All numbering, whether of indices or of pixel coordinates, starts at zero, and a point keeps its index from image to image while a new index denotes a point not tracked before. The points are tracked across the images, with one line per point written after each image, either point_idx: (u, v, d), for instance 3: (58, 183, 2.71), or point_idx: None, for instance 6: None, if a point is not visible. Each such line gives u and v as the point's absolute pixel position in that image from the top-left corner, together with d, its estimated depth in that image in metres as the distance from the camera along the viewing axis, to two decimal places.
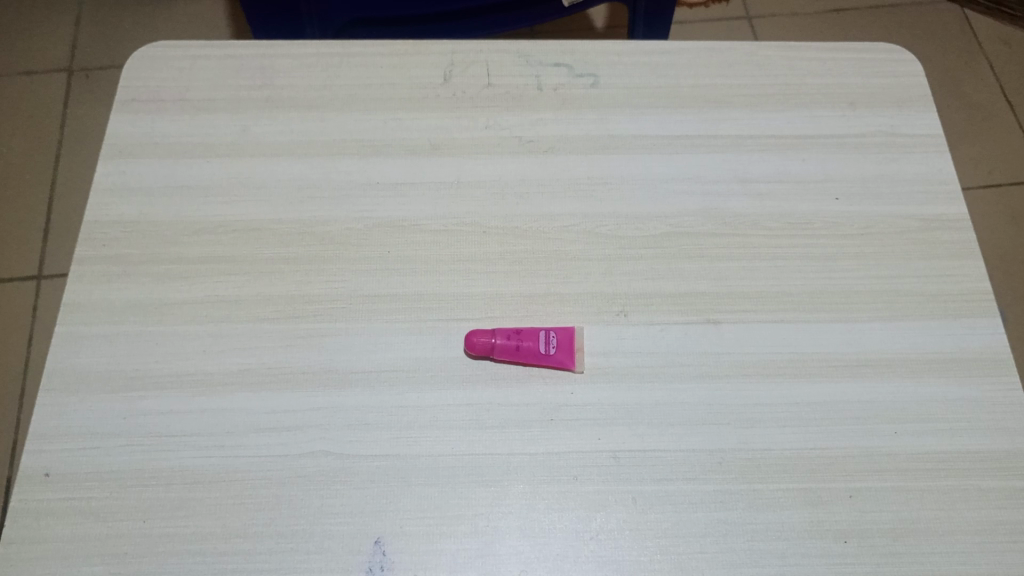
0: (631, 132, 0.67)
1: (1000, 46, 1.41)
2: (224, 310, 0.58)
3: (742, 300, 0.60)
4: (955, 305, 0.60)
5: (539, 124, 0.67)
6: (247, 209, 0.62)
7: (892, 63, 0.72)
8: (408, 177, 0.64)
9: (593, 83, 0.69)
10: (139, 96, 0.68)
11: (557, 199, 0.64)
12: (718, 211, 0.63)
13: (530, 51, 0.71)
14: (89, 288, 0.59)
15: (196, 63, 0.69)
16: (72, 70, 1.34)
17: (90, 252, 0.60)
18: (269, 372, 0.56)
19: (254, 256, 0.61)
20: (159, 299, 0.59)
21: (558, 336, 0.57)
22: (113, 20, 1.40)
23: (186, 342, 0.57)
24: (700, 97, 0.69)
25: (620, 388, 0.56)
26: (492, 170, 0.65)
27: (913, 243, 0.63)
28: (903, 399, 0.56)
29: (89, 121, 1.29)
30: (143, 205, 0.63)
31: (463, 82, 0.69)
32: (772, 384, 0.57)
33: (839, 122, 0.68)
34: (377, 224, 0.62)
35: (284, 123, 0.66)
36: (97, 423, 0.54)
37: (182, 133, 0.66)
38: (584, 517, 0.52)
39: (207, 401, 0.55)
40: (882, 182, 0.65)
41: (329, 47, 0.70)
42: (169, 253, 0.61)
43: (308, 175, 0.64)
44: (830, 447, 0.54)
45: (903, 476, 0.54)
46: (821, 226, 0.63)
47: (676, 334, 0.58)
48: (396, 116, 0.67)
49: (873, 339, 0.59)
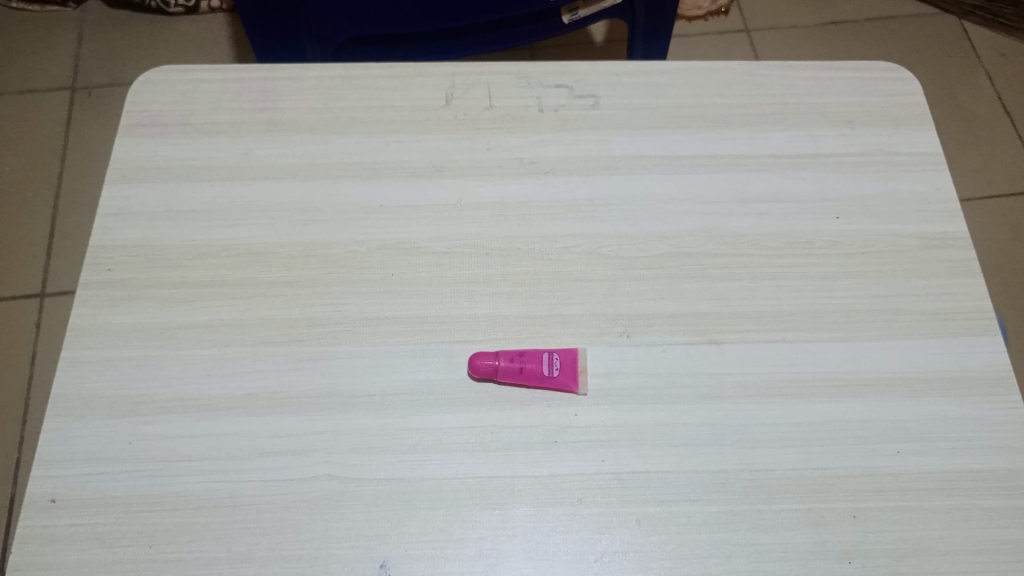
0: (631, 152, 0.67)
1: (997, 56, 1.42)
2: (228, 333, 0.59)
3: (744, 320, 0.60)
4: (956, 323, 0.61)
5: (540, 145, 0.67)
6: (251, 233, 0.63)
7: (890, 82, 0.72)
8: (410, 200, 0.65)
9: (593, 104, 0.70)
10: (142, 120, 0.68)
11: (559, 220, 0.64)
12: (719, 231, 0.64)
13: (530, 72, 0.71)
14: (93, 313, 0.59)
15: (199, 86, 0.69)
16: (74, 88, 1.35)
17: (95, 277, 0.61)
18: (273, 396, 0.56)
19: (258, 279, 0.61)
20: (163, 323, 0.59)
21: (559, 352, 0.58)
22: (114, 37, 1.41)
23: (189, 366, 0.57)
24: (699, 117, 0.69)
25: (622, 410, 0.56)
26: (494, 192, 0.65)
27: (913, 261, 0.63)
28: (905, 418, 0.57)
29: (92, 139, 1.30)
30: (146, 228, 0.63)
31: (465, 103, 0.69)
32: (775, 404, 0.57)
33: (839, 141, 0.68)
34: (379, 246, 0.62)
35: (286, 145, 0.67)
36: (102, 448, 0.54)
37: (184, 156, 0.66)
38: (588, 539, 0.52)
39: (213, 425, 0.55)
40: (881, 201, 0.66)
41: (331, 69, 0.70)
42: (172, 277, 0.61)
43: (311, 198, 0.64)
44: (831, 467, 0.55)
45: (905, 495, 0.54)
46: (821, 245, 0.63)
47: (678, 354, 0.58)
48: (397, 138, 0.67)
49: (874, 358, 0.59)
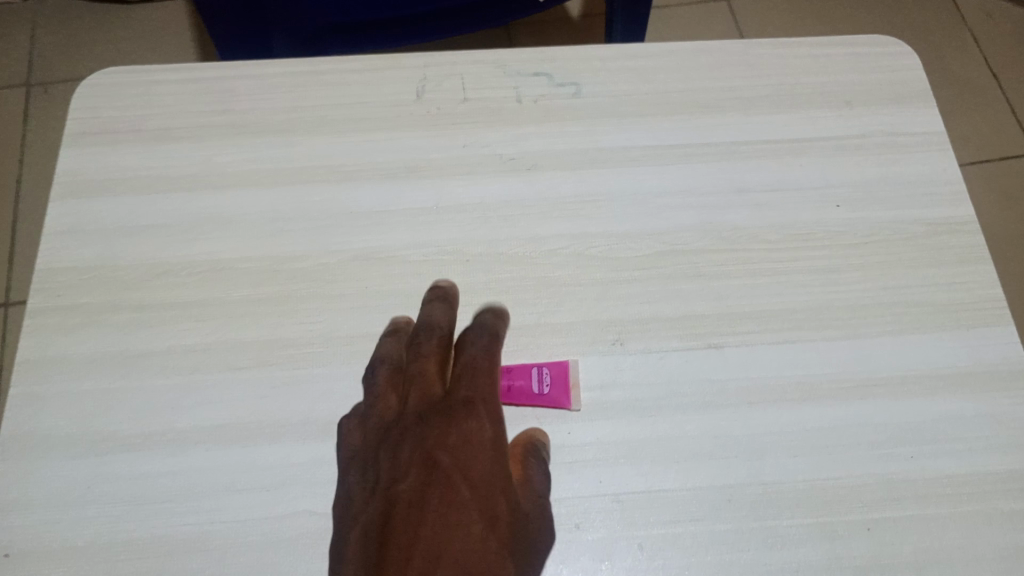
0: (619, 143, 0.63)
1: (984, 18, 1.38)
2: (193, 359, 0.54)
3: (746, 321, 0.56)
4: (967, 314, 0.57)
5: (521, 139, 0.63)
6: (214, 247, 0.58)
7: (889, 57, 0.68)
8: (384, 204, 0.60)
9: (576, 92, 0.65)
10: (90, 127, 0.63)
11: (545, 220, 0.60)
12: (715, 226, 0.60)
13: (508, 60, 0.66)
14: (46, 342, 0.55)
15: (151, 88, 0.64)
16: (30, 85, 1.29)
17: (47, 303, 0.56)
18: (245, 426, 0.52)
19: (224, 298, 0.56)
20: (123, 351, 0.55)
21: (548, 365, 0.54)
22: (69, 28, 1.34)
23: (153, 397, 0.53)
24: (689, 102, 0.65)
25: (620, 424, 0.53)
26: (474, 193, 0.61)
27: (921, 249, 0.60)
28: (919, 420, 0.53)
29: (51, 138, 1.24)
30: (99, 246, 0.58)
31: (438, 97, 0.65)
32: (782, 410, 0.54)
33: (837, 124, 0.64)
34: (353, 256, 0.58)
35: (248, 150, 0.62)
36: (61, 492, 0.50)
37: (138, 166, 0.61)
38: (589, 567, 0.49)
39: (181, 461, 0.51)
40: (885, 185, 0.62)
41: (294, 65, 0.65)
42: (130, 299, 0.56)
43: (276, 206, 0.60)
44: (845, 476, 0.52)
45: (923, 503, 0.51)
46: (823, 236, 0.60)
47: (677, 361, 0.55)
48: (368, 137, 0.63)
49: (884, 355, 0.56)
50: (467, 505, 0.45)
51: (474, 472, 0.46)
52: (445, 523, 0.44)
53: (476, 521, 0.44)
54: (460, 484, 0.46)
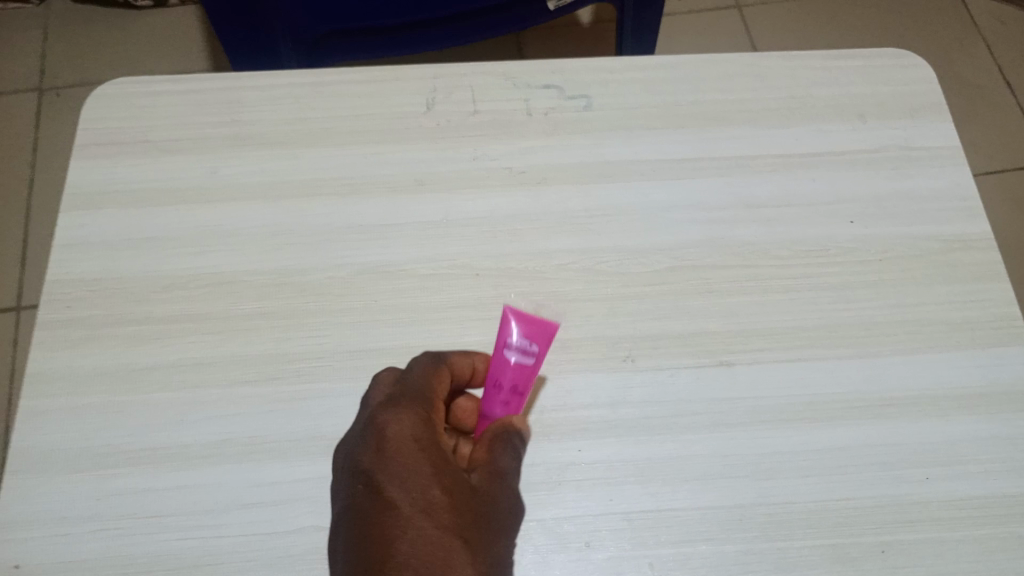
0: (628, 156, 0.62)
1: (997, 25, 1.37)
2: (198, 373, 0.54)
3: (756, 338, 0.56)
4: (981, 334, 0.57)
5: (529, 152, 0.62)
6: (220, 260, 0.58)
7: (901, 70, 0.67)
8: (391, 218, 0.60)
9: (585, 105, 0.64)
10: (98, 138, 0.63)
11: (553, 234, 0.59)
12: (726, 241, 0.59)
13: (516, 72, 0.66)
14: (52, 356, 0.54)
15: (159, 99, 0.64)
16: (41, 89, 1.29)
17: (54, 316, 0.56)
18: (250, 441, 0.52)
19: (229, 312, 0.56)
20: (129, 364, 0.54)
21: (489, 367, 0.48)
22: (80, 33, 1.34)
23: (159, 411, 0.53)
24: (699, 116, 0.64)
25: (629, 443, 0.52)
26: (482, 207, 0.60)
27: (934, 266, 0.59)
28: (933, 440, 0.53)
29: (61, 144, 1.24)
30: (106, 258, 0.58)
31: (446, 109, 0.64)
32: (793, 430, 0.53)
33: (849, 138, 0.64)
34: (360, 270, 0.58)
35: (256, 162, 0.62)
36: (66, 507, 0.50)
37: (145, 178, 0.61)
38: None
39: (185, 476, 0.51)
40: (898, 201, 0.61)
41: (301, 76, 0.65)
42: (136, 313, 0.56)
43: (283, 219, 0.60)
44: (856, 497, 0.51)
45: (937, 526, 0.50)
46: (835, 252, 0.59)
47: (687, 379, 0.54)
48: (375, 149, 0.62)
49: (896, 375, 0.55)
50: (385, 475, 0.42)
51: (415, 448, 0.43)
52: (351, 560, 0.39)
53: (386, 509, 0.40)
54: (382, 450, 0.43)
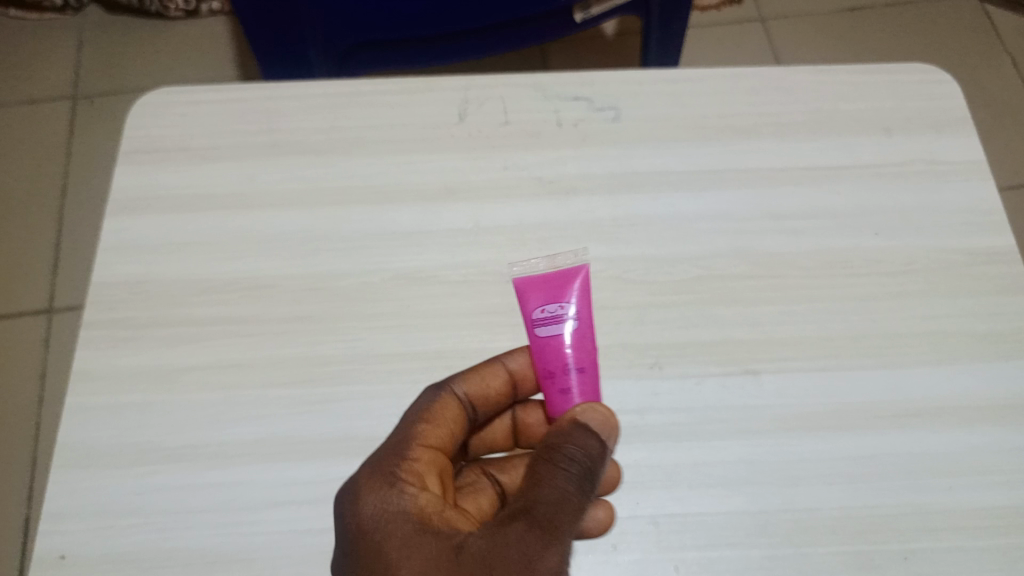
0: (656, 168, 0.64)
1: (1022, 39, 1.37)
2: (237, 374, 0.56)
3: (782, 347, 0.57)
4: (1005, 346, 0.57)
5: (559, 162, 0.64)
6: (258, 265, 0.60)
7: (927, 85, 0.68)
8: (424, 225, 0.61)
9: (614, 116, 0.66)
10: (141, 145, 0.64)
11: (582, 243, 0.61)
12: (752, 251, 0.60)
13: (546, 84, 0.67)
14: (96, 355, 0.56)
15: (199, 108, 0.66)
16: (76, 97, 1.32)
17: (98, 317, 0.58)
18: (286, 441, 0.54)
19: (267, 315, 0.58)
20: (169, 364, 0.56)
21: (543, 360, 0.53)
22: (114, 42, 1.37)
23: (198, 410, 0.54)
24: (727, 128, 0.65)
25: (657, 449, 0.53)
26: (512, 215, 0.62)
27: (959, 278, 0.60)
28: (957, 450, 0.53)
29: (96, 150, 1.27)
30: (148, 262, 0.60)
31: (478, 120, 0.66)
32: (817, 438, 0.54)
33: (875, 151, 0.65)
34: (393, 276, 0.59)
35: (293, 169, 0.63)
36: (109, 501, 0.52)
37: (186, 184, 0.63)
38: None
39: (224, 473, 0.52)
40: (923, 214, 0.62)
41: (337, 86, 0.67)
42: (177, 314, 0.58)
43: (319, 225, 0.61)
44: (880, 505, 0.52)
45: (960, 535, 0.51)
46: (860, 264, 0.60)
47: (713, 387, 0.55)
48: (409, 158, 0.64)
49: (921, 385, 0.56)
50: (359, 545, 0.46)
51: (382, 519, 0.46)
52: None
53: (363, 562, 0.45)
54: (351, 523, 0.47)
